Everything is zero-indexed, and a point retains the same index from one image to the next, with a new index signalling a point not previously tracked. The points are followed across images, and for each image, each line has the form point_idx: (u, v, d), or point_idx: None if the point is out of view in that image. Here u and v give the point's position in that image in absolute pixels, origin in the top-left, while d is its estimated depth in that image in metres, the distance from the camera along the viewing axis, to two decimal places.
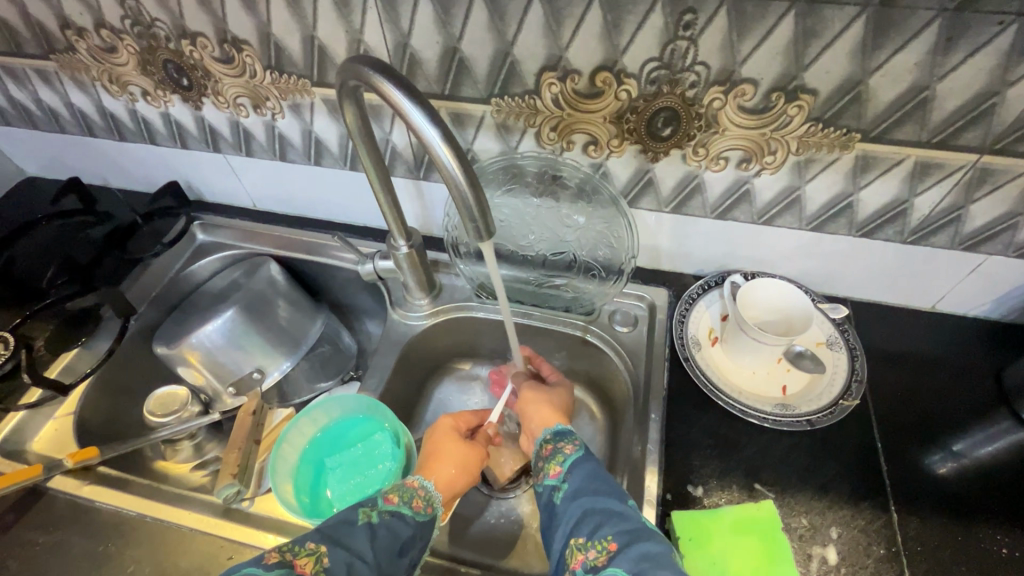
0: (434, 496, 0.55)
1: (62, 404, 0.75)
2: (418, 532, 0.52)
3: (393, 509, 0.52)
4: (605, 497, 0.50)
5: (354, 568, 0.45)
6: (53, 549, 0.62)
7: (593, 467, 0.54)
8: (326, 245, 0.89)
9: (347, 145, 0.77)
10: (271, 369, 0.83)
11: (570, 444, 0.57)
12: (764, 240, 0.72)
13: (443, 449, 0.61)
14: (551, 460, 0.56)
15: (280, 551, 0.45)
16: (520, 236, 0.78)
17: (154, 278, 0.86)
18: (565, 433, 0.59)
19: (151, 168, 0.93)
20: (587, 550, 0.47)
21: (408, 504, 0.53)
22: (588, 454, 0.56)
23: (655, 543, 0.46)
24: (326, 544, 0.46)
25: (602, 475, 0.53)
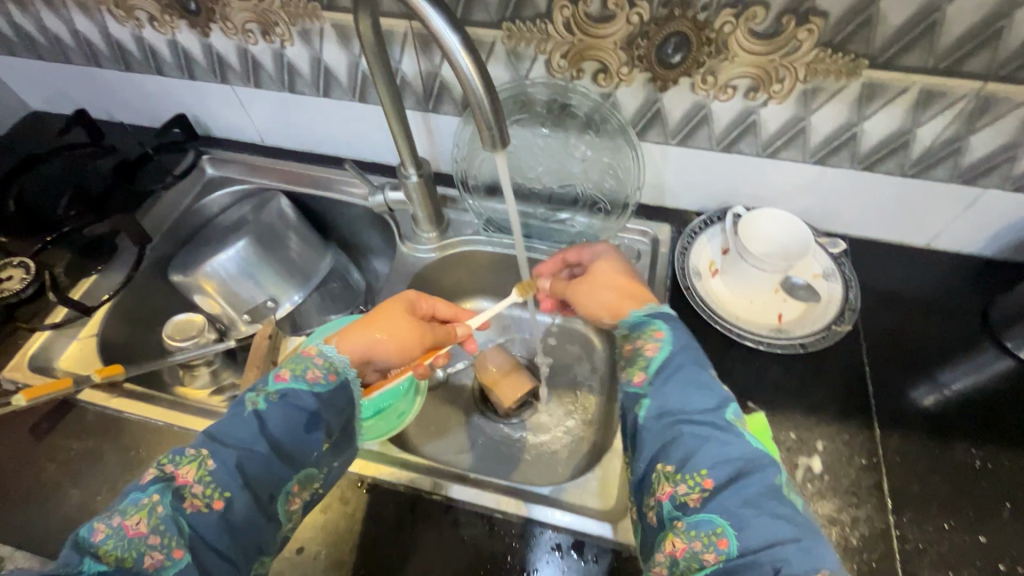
0: (334, 361, 0.55)
1: (85, 326, 0.78)
2: (328, 404, 0.53)
3: (284, 387, 0.52)
4: (695, 421, 0.47)
5: (244, 462, 0.48)
6: (86, 454, 0.66)
7: (684, 378, 0.49)
8: (336, 180, 0.91)
9: (356, 75, 0.77)
10: (284, 300, 0.86)
11: (653, 339, 0.53)
12: (768, 174, 0.74)
13: (384, 313, 0.62)
14: (634, 363, 0.52)
15: (160, 466, 0.47)
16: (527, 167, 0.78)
17: (169, 208, 0.88)
18: (646, 322, 0.54)
19: (155, 101, 0.93)
20: (676, 483, 0.45)
21: (300, 377, 0.53)
22: (671, 352, 0.52)
23: (761, 478, 0.44)
24: (208, 447, 0.48)
25: (694, 381, 0.49)
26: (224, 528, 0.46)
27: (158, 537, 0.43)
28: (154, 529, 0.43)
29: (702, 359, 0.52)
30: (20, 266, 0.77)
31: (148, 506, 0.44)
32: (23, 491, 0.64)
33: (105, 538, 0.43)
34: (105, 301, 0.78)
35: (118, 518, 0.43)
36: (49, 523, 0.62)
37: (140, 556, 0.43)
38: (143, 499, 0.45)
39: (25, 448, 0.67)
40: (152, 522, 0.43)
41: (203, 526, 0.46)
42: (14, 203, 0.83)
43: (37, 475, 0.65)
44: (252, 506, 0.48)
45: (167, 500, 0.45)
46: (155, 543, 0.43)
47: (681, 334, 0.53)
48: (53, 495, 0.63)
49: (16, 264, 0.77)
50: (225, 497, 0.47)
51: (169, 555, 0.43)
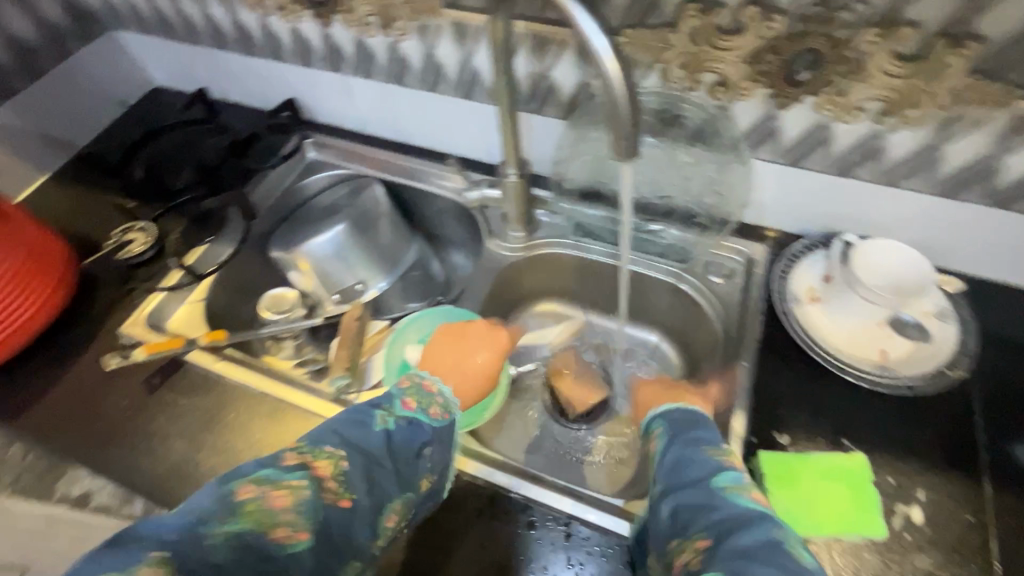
0: (450, 403, 0.58)
1: (192, 292, 0.82)
2: (439, 441, 0.55)
3: (409, 415, 0.55)
4: (691, 488, 0.48)
5: (371, 469, 0.49)
6: (192, 410, 0.71)
7: (682, 452, 0.52)
8: (427, 172, 0.91)
9: (466, 72, 0.78)
10: (371, 284, 0.90)
11: (656, 438, 0.57)
12: (884, 203, 0.70)
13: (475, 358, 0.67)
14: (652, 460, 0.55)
15: (299, 454, 0.48)
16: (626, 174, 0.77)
17: (272, 186, 0.93)
18: (652, 422, 0.59)
19: (268, 85, 0.97)
20: (683, 552, 0.44)
21: (424, 410, 0.56)
22: (668, 440, 0.54)
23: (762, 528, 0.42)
24: (345, 449, 0.49)
25: (688, 456, 0.51)
26: (338, 529, 0.45)
27: (296, 516, 0.43)
28: (294, 507, 0.43)
29: (701, 441, 0.53)
30: (141, 229, 0.85)
31: (295, 486, 0.44)
32: (137, 439, 0.69)
33: (251, 498, 0.42)
34: (212, 271, 0.83)
35: (264, 487, 0.43)
36: (157, 471, 0.67)
37: (272, 531, 0.41)
38: (287, 478, 0.45)
39: (140, 399, 0.72)
40: (296, 500, 0.43)
41: (327, 516, 0.44)
42: (144, 170, 0.91)
43: (148, 425, 0.70)
44: (368, 515, 0.47)
45: (309, 485, 0.45)
46: (289, 520, 0.42)
47: (682, 422, 0.56)
48: (161, 446, 0.68)
49: (140, 229, 0.85)
50: (352, 498, 0.46)
51: (297, 535, 0.42)
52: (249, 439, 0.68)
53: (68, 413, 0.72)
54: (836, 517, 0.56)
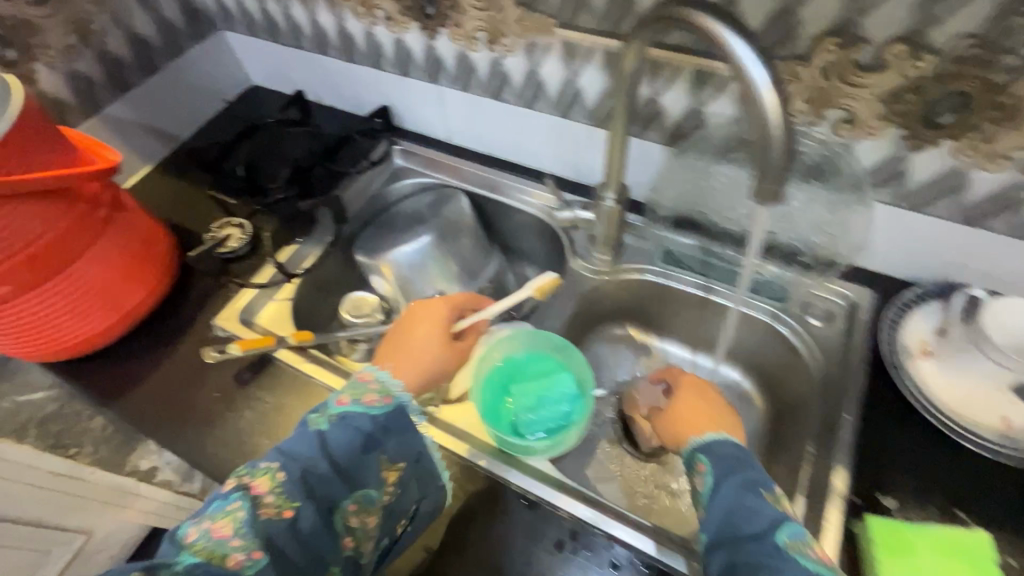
0: (388, 386, 0.56)
1: (281, 290, 0.84)
2: (381, 428, 0.53)
3: (342, 411, 0.53)
4: (746, 545, 0.46)
5: (310, 473, 0.49)
6: (280, 410, 0.72)
7: (732, 496, 0.49)
8: (513, 186, 0.90)
9: (568, 91, 0.77)
10: (450, 295, 0.90)
11: (700, 472, 0.53)
12: (1015, 255, 0.64)
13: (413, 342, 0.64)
14: (696, 501, 0.52)
15: (240, 475, 0.49)
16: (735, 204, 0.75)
17: (360, 190, 0.94)
18: (695, 456, 0.54)
19: (363, 90, 0.99)
20: None
21: (358, 401, 0.54)
22: (718, 480, 0.51)
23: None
24: (280, 460, 0.49)
25: (743, 504, 0.48)
26: (291, 539, 0.47)
27: (239, 540, 0.45)
28: (236, 533, 0.45)
29: (749, 479, 0.50)
30: (237, 225, 0.87)
31: (231, 513, 0.46)
32: (227, 433, 0.71)
33: (197, 537, 0.45)
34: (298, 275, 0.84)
35: (208, 521, 0.45)
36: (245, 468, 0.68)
37: (224, 557, 0.44)
38: (228, 504, 0.46)
39: (231, 394, 0.74)
40: (236, 526, 0.45)
41: (275, 533, 0.46)
42: (243, 169, 0.92)
43: (238, 420, 0.72)
44: (318, 521, 0.48)
45: (246, 506, 0.46)
46: (236, 545, 0.44)
47: (731, 457, 0.52)
48: (250, 444, 0.70)
49: (236, 224, 0.87)
50: (295, 507, 0.48)
51: (250, 556, 0.44)
52: None
53: (164, 401, 0.74)
54: None
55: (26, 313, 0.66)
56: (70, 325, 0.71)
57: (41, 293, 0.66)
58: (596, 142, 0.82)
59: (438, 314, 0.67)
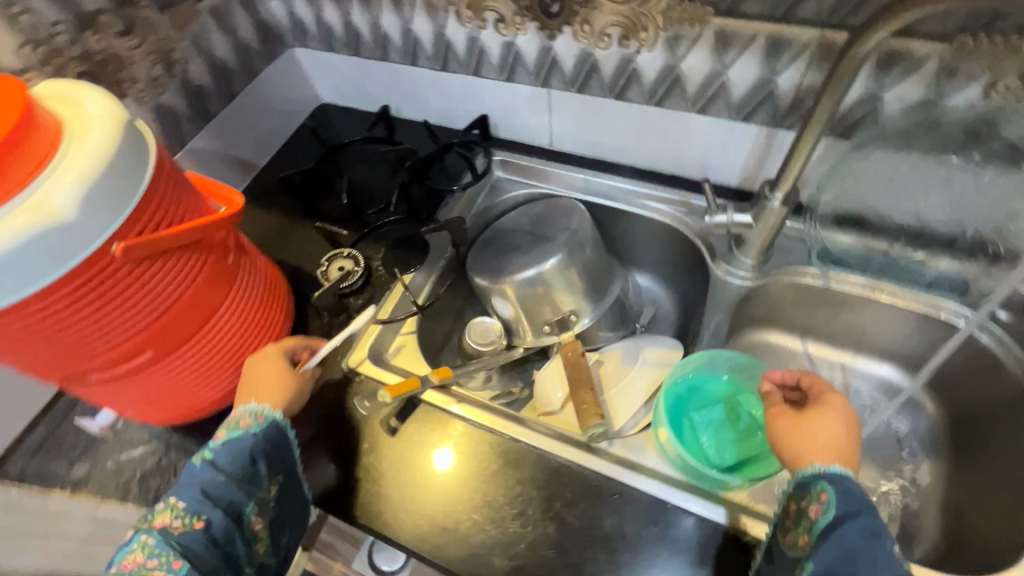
0: (260, 407, 0.60)
1: (406, 324, 0.78)
2: (265, 444, 0.58)
3: (222, 439, 0.56)
4: None
5: (207, 489, 0.53)
6: (433, 455, 0.65)
7: (852, 537, 0.44)
8: (635, 192, 0.84)
9: (712, 86, 0.71)
10: (582, 316, 0.82)
11: (819, 500, 0.48)
12: None
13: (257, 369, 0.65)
14: (800, 526, 0.48)
15: (139, 522, 0.52)
16: (913, 198, 0.69)
17: (467, 207, 0.88)
18: (814, 481, 0.49)
19: (455, 100, 0.92)
20: None
21: (234, 427, 0.58)
22: (840, 516, 0.45)
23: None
24: (175, 495, 0.53)
25: (866, 550, 0.43)
26: (209, 546, 0.51)
27: (156, 558, 0.49)
28: (150, 552, 0.49)
29: (874, 526, 0.44)
30: (349, 257, 0.82)
31: (140, 544, 0.49)
32: (386, 487, 0.64)
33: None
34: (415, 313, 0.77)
35: (122, 564, 0.49)
36: (417, 527, 0.61)
37: None
38: (132, 545, 0.50)
39: (378, 443, 0.67)
40: (149, 549, 0.49)
41: (190, 541, 0.50)
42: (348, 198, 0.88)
43: (393, 472, 0.65)
44: (228, 525, 0.52)
45: (154, 534, 0.50)
46: (155, 562, 0.48)
47: (864, 502, 0.46)
48: (409, 497, 0.63)
49: (346, 256, 0.82)
50: (204, 519, 0.51)
51: (172, 566, 0.48)
52: (509, 492, 0.62)
53: (306, 456, 0.68)
54: None
55: (162, 378, 0.60)
56: (207, 383, 0.65)
57: (182, 355, 0.60)
58: (740, 137, 0.75)
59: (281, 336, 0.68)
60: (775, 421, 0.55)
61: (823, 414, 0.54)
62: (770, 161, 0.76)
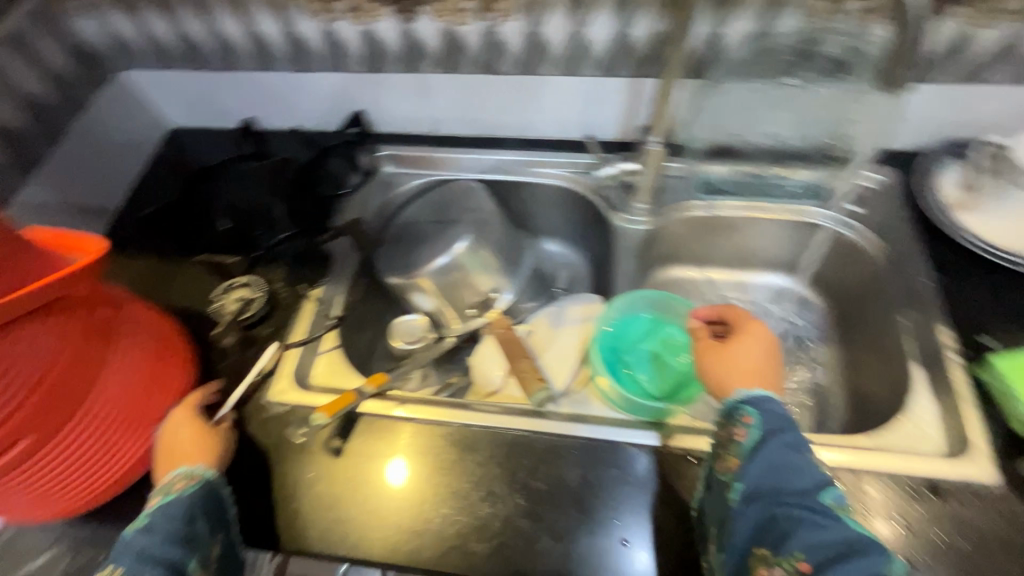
0: (193, 467, 0.56)
1: (325, 341, 0.73)
2: (202, 505, 0.54)
3: (157, 504, 0.53)
4: (786, 499, 0.46)
5: (144, 550, 0.49)
6: (385, 464, 0.63)
7: (777, 452, 0.48)
8: (527, 163, 0.85)
9: (575, 45, 0.74)
10: (503, 292, 0.82)
11: (743, 424, 0.51)
12: (1008, 98, 0.74)
13: (169, 434, 0.59)
14: (728, 450, 0.51)
15: None
16: (765, 123, 0.77)
17: (362, 208, 0.85)
18: (738, 407, 0.52)
19: (323, 101, 0.88)
20: (773, 567, 0.44)
21: (169, 491, 0.54)
22: (765, 436, 0.49)
23: (867, 563, 0.41)
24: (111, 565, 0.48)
25: (789, 462, 0.47)
26: None
27: None
28: None
29: (794, 440, 0.49)
30: (247, 284, 0.76)
31: None
32: (346, 510, 0.60)
33: None
34: (334, 326, 0.73)
35: None
36: (389, 539, 0.59)
37: None
38: None
39: (324, 467, 0.63)
40: None
41: None
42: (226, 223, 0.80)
43: (349, 492, 0.61)
44: None
45: None
46: None
47: (783, 418, 0.50)
48: (371, 513, 0.60)
49: (241, 284, 0.76)
50: None
51: None
52: (472, 477, 0.62)
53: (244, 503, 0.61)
54: None
55: (50, 466, 0.52)
56: (108, 457, 0.57)
57: (67, 432, 0.52)
58: (610, 91, 0.79)
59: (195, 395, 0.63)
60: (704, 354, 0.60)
61: (742, 340, 0.59)
62: (641, 109, 0.81)
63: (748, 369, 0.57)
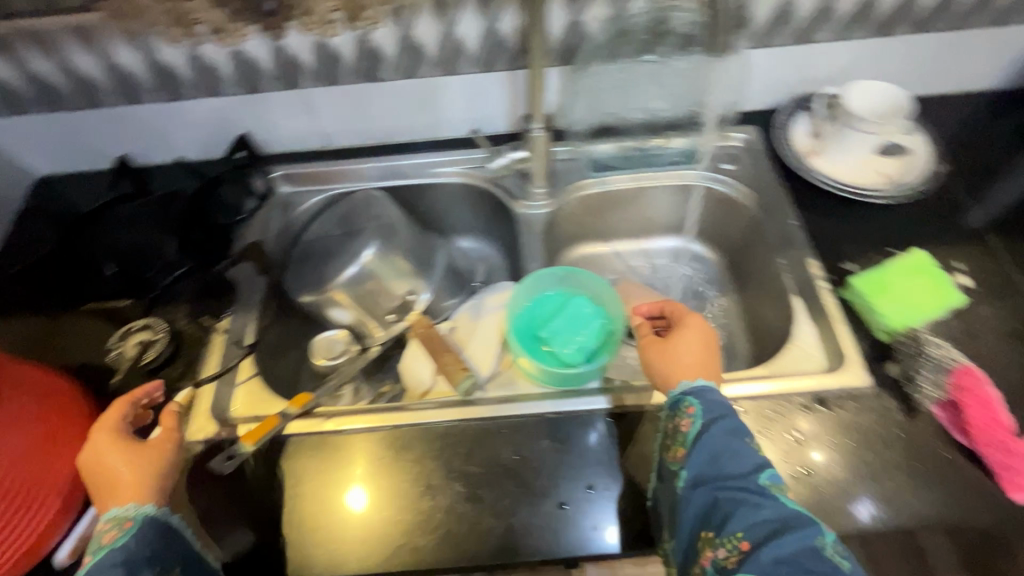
0: (121, 511, 0.51)
1: (241, 372, 0.71)
2: (141, 549, 0.49)
3: (86, 566, 0.48)
4: (728, 484, 0.49)
5: None
6: (320, 479, 0.62)
7: (718, 440, 0.52)
8: (425, 165, 0.87)
9: (448, 45, 0.77)
10: (421, 293, 0.83)
11: (687, 414, 0.55)
12: (836, 53, 0.83)
13: (97, 469, 0.54)
14: (675, 440, 0.55)
15: None
16: (636, 99, 0.84)
17: (263, 231, 0.83)
18: (682, 399, 0.56)
19: (205, 129, 0.85)
20: (716, 548, 0.47)
21: (98, 547, 0.49)
22: (707, 424, 0.53)
23: (798, 537, 0.44)
24: None
25: (729, 447, 0.51)
26: None
27: None
28: None
29: (733, 426, 0.53)
30: (146, 327, 0.72)
31: None
32: (286, 536, 0.59)
33: None
34: (249, 351, 0.72)
35: None
36: (333, 553, 0.58)
37: None
38: None
39: (259, 496, 0.61)
40: None
41: None
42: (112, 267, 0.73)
43: (290, 514, 0.60)
44: None
45: None
46: None
47: (722, 405, 0.54)
48: (313, 532, 0.59)
49: (139, 328, 0.73)
50: None
51: None
52: (409, 476, 0.62)
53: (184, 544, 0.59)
54: (921, 302, 0.69)
55: None
56: (12, 526, 0.52)
57: None
58: (491, 85, 0.82)
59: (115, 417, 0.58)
60: (647, 350, 0.63)
61: (683, 333, 0.62)
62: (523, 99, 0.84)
63: (690, 363, 0.60)
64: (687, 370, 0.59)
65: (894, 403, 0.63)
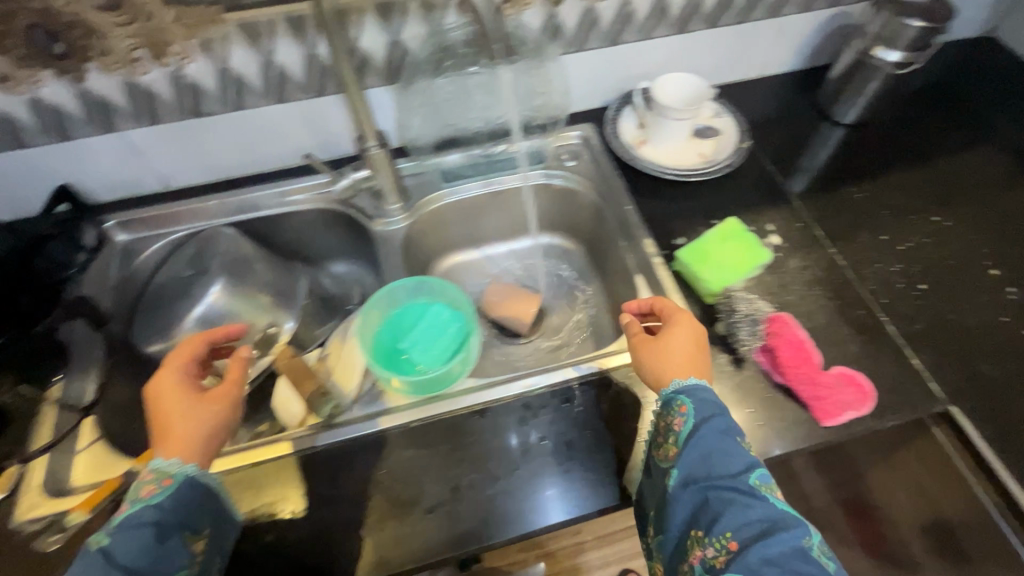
0: (166, 467, 0.50)
1: (79, 437, 0.66)
2: (173, 512, 0.49)
3: (122, 516, 0.47)
4: (720, 482, 0.49)
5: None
6: None
7: (710, 439, 0.51)
8: (275, 194, 0.85)
9: (270, 73, 0.76)
10: (284, 324, 0.82)
11: (680, 413, 0.54)
12: (646, 51, 0.92)
13: (161, 407, 0.54)
14: (667, 438, 0.54)
15: None
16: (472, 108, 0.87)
17: (100, 284, 0.77)
18: (675, 397, 0.55)
19: (18, 184, 0.78)
20: (705, 546, 0.47)
21: (136, 498, 0.49)
22: (699, 423, 0.53)
23: (784, 539, 0.45)
24: None
25: (720, 446, 0.51)
26: None
27: None
28: None
29: (725, 426, 0.52)
30: None
31: None
32: None
33: None
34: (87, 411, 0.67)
35: None
36: None
37: None
38: None
39: None
40: None
41: None
42: None
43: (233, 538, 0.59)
44: None
45: None
46: None
47: (716, 406, 0.54)
48: None
49: None
50: None
51: None
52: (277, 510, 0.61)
53: None
54: (740, 262, 0.77)
55: None
56: None
57: None
58: (327, 108, 0.83)
59: (189, 353, 0.59)
60: (639, 349, 0.62)
61: (675, 330, 0.62)
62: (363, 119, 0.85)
63: (683, 360, 0.60)
64: (678, 369, 0.59)
65: (725, 357, 0.71)
